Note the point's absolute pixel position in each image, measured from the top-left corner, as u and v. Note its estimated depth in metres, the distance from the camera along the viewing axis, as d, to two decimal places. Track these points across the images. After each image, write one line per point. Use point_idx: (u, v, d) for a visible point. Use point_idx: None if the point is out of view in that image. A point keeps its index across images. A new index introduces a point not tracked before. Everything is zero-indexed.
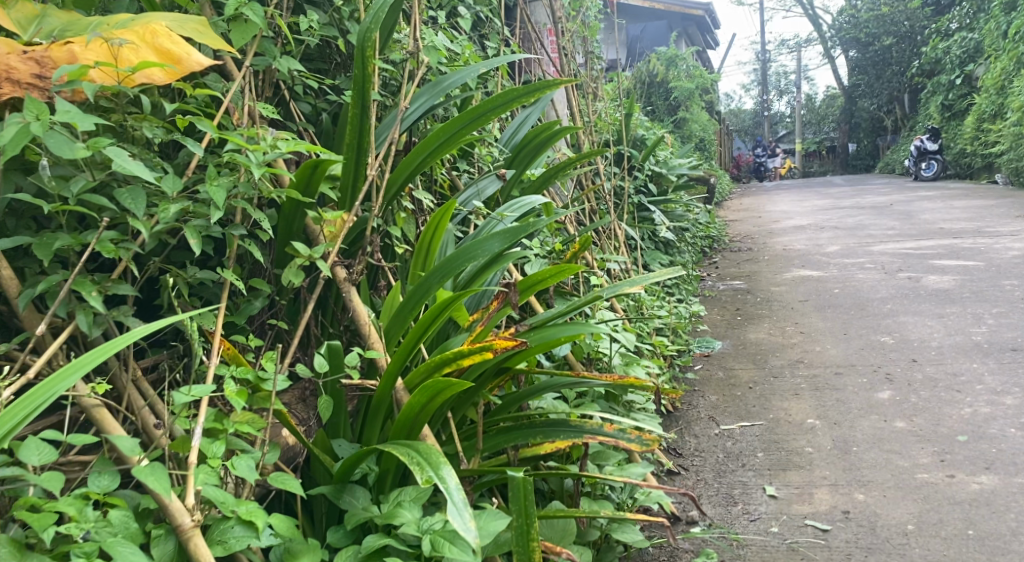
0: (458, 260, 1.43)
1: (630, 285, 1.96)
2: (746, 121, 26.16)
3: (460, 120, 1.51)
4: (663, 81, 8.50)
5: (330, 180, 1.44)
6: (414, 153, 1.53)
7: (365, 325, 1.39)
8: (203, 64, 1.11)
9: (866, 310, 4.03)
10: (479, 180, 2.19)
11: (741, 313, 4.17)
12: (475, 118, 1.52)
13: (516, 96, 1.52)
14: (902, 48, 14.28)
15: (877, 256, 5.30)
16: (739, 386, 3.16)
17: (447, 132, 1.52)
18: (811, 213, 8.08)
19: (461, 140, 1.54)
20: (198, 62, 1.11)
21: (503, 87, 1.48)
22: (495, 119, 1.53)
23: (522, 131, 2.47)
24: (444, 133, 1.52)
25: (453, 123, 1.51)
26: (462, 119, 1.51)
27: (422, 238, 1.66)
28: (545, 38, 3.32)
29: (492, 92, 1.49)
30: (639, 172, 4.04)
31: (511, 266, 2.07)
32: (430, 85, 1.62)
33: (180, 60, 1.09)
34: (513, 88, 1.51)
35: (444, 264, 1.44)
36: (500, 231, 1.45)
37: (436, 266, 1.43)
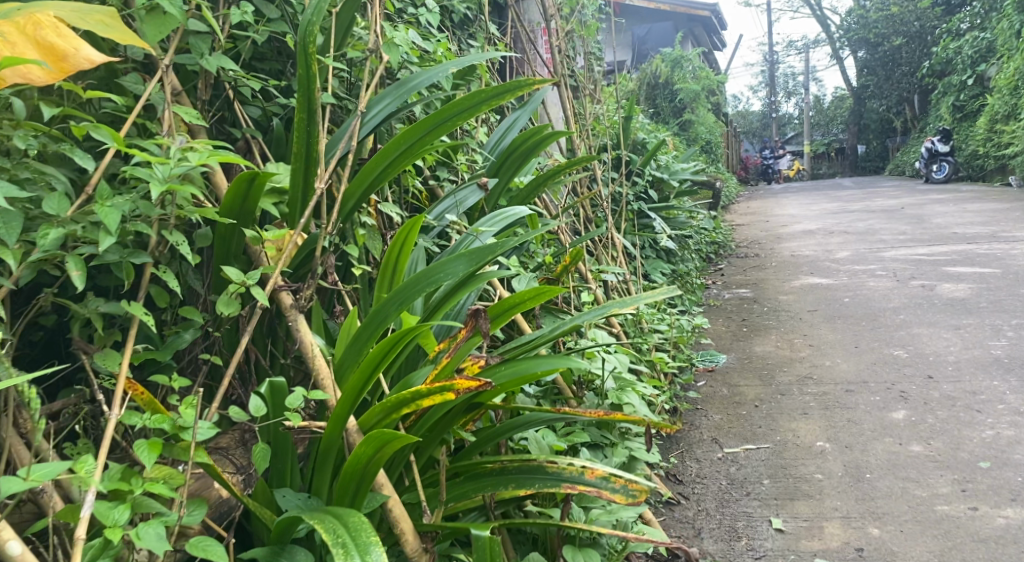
0: (417, 285, 1.28)
1: (622, 305, 1.78)
2: (754, 122, 25.90)
3: (423, 126, 1.36)
4: (668, 82, 8.32)
5: (276, 194, 1.29)
6: (372, 162, 1.37)
7: (313, 360, 1.23)
8: (93, 60, 0.96)
9: (877, 321, 3.84)
10: (458, 190, 2.01)
11: (747, 324, 3.99)
12: (439, 124, 1.37)
13: (485, 98, 1.38)
14: (912, 49, 14.07)
15: (889, 262, 5.11)
16: (743, 404, 2.99)
17: (409, 140, 1.36)
18: (819, 217, 7.89)
19: (426, 149, 1.39)
20: (88, 60, 0.96)
21: (471, 89, 1.33)
22: (463, 124, 1.38)
23: (509, 137, 2.32)
24: (405, 141, 1.36)
25: (414, 129, 1.36)
26: (425, 124, 1.36)
27: (388, 255, 1.50)
28: (538, 38, 3.16)
29: (457, 94, 1.34)
30: (640, 177, 3.87)
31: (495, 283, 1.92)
32: (392, 87, 1.47)
33: (64, 57, 0.95)
34: (483, 90, 1.36)
35: (403, 290, 1.29)
36: (467, 252, 1.29)
37: (392, 293, 1.28)
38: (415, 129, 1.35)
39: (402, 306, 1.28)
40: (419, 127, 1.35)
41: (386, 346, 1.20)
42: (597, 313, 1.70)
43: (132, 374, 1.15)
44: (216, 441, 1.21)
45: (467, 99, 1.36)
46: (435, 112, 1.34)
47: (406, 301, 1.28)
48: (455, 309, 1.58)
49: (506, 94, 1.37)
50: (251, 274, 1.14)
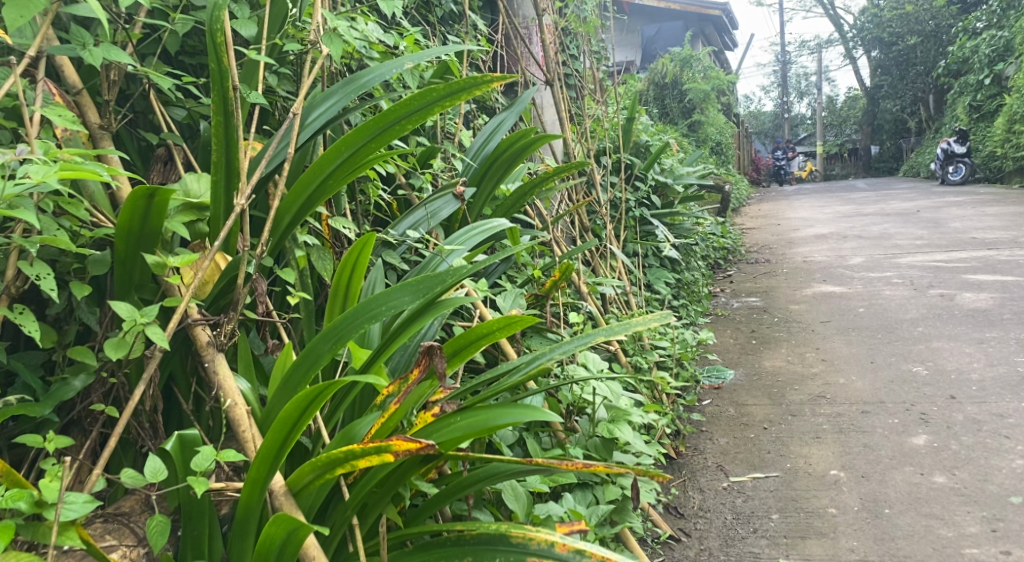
0: (355, 320, 1.08)
1: (638, 325, 1.55)
2: (767, 123, 25.59)
3: (366, 130, 1.15)
4: (677, 82, 8.08)
5: (196, 210, 1.10)
6: (307, 173, 1.17)
7: (233, 410, 1.05)
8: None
9: (894, 333, 3.62)
10: (433, 200, 1.82)
11: (757, 336, 3.78)
12: (384, 128, 1.16)
13: (439, 97, 1.16)
14: (926, 48, 13.78)
15: (906, 269, 4.88)
16: (751, 427, 2.78)
17: (350, 147, 1.16)
18: (833, 220, 7.64)
19: (370, 155, 1.18)
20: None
21: (419, 88, 1.12)
22: (413, 128, 1.17)
23: (495, 140, 2.14)
24: (345, 149, 1.16)
25: (356, 135, 1.15)
26: (369, 128, 1.15)
27: (339, 277, 1.32)
28: (533, 34, 2.96)
29: (403, 95, 1.14)
30: (642, 182, 3.66)
31: (475, 298, 1.73)
32: (341, 82, 1.28)
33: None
34: (435, 87, 1.14)
35: (339, 325, 1.10)
36: (413, 281, 1.10)
37: (324, 330, 1.09)
38: (357, 134, 1.15)
39: (337, 345, 1.10)
40: (361, 133, 1.15)
41: (303, 402, 0.99)
42: (579, 342, 1.49)
43: (9, 428, 0.98)
44: (118, 505, 1.02)
45: (413, 99, 1.15)
46: (378, 116, 1.14)
47: (341, 339, 1.09)
48: (418, 338, 1.39)
49: (465, 93, 1.15)
50: (147, 310, 0.96)
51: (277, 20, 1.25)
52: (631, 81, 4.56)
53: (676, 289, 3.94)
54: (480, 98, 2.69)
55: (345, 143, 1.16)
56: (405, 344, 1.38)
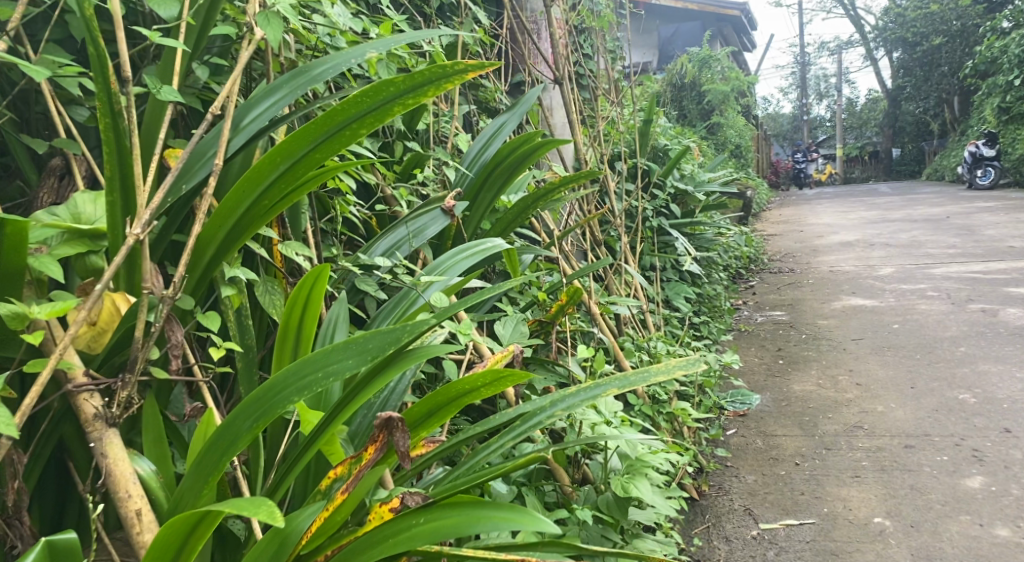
0: (284, 391, 0.81)
1: (661, 375, 1.23)
2: (785, 126, 25.21)
3: (306, 139, 0.88)
4: (695, 84, 7.78)
5: (86, 241, 0.85)
6: (233, 195, 0.90)
7: (124, 507, 0.79)
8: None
9: (934, 354, 3.32)
10: (417, 216, 1.55)
11: (784, 356, 3.49)
12: (329, 134, 0.88)
13: (400, 94, 0.87)
14: (953, 48, 13.34)
15: (941, 281, 4.57)
16: (782, 462, 2.49)
17: (286, 161, 0.89)
18: (859, 226, 7.31)
19: (312, 169, 0.91)
20: None
21: (374, 81, 0.84)
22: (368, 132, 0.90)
23: (495, 145, 1.90)
24: (279, 162, 0.89)
25: (292, 144, 0.87)
26: (309, 134, 0.88)
27: (289, 319, 1.07)
28: (542, 29, 2.70)
29: (353, 91, 0.86)
30: (660, 190, 3.39)
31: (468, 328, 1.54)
32: (288, 74, 1.02)
33: None
34: (393, 80, 0.86)
35: (264, 395, 0.82)
36: (359, 340, 0.82)
37: (246, 401, 0.82)
38: (295, 143, 0.87)
39: (261, 423, 0.82)
40: (299, 141, 0.88)
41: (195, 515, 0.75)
42: (589, 395, 1.23)
43: None
44: None
45: (366, 96, 0.86)
46: (320, 120, 0.86)
47: (268, 413, 0.82)
48: (388, 390, 1.13)
49: (433, 90, 0.87)
50: None
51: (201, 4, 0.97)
52: (650, 82, 4.29)
53: (696, 305, 3.67)
54: (482, 98, 2.44)
55: (278, 156, 0.88)
56: (371, 400, 1.11)
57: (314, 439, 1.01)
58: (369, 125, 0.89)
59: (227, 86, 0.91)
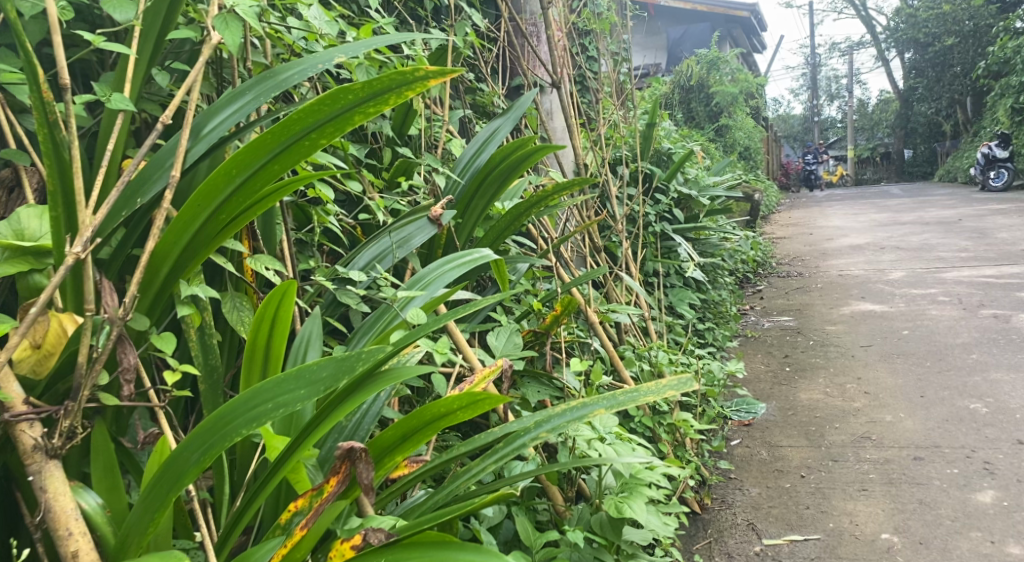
0: (234, 421, 0.77)
1: (651, 395, 1.19)
2: (796, 127, 25.06)
3: (262, 151, 0.83)
4: (703, 86, 7.70)
5: (29, 259, 0.80)
6: (187, 210, 0.84)
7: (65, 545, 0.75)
8: None
9: (945, 362, 3.24)
10: (404, 226, 1.49)
11: (791, 363, 3.41)
12: (287, 145, 0.83)
13: (361, 101, 0.82)
14: (965, 49, 13.20)
15: (952, 286, 4.48)
16: (787, 474, 2.41)
17: (242, 174, 0.83)
18: (869, 229, 7.21)
19: (270, 182, 0.86)
20: None
21: (332, 88, 0.79)
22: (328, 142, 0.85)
23: (488, 151, 1.84)
24: (235, 175, 0.83)
25: (248, 156, 0.82)
26: (266, 145, 0.82)
27: (256, 339, 1.02)
28: (541, 31, 2.64)
29: (311, 99, 0.81)
30: (663, 194, 3.33)
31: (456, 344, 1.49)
32: (251, 80, 0.97)
33: None
34: (353, 87, 0.81)
35: (212, 427, 0.78)
36: (314, 369, 0.77)
37: (192, 433, 0.77)
38: (250, 155, 0.82)
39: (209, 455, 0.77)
40: (255, 154, 0.82)
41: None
42: (574, 416, 1.19)
43: None
44: None
45: (323, 104, 0.81)
46: (276, 130, 0.81)
47: (217, 445, 0.77)
48: (361, 412, 1.08)
49: (394, 97, 0.82)
50: None
51: (157, 9, 0.91)
52: (656, 84, 4.22)
53: (701, 311, 3.60)
54: (478, 103, 2.38)
55: (234, 168, 0.83)
56: (344, 424, 1.06)
57: (279, 466, 0.96)
58: (329, 135, 0.85)
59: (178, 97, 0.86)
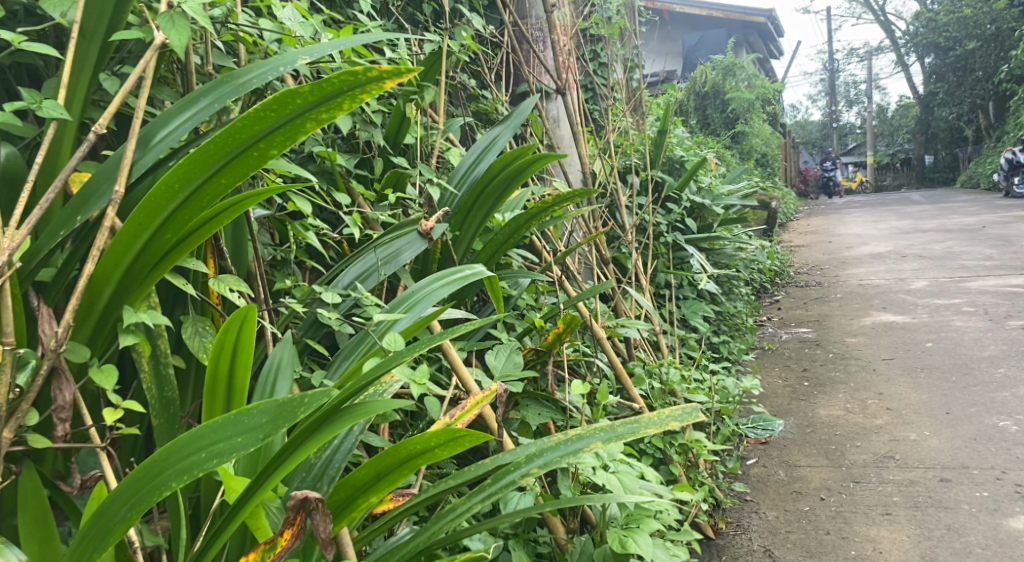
0: (168, 467, 0.73)
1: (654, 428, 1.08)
2: (814, 133, 24.85)
3: (206, 164, 0.76)
4: (719, 92, 7.57)
5: None
6: (128, 231, 0.78)
7: None
8: None
9: (971, 376, 3.11)
10: (393, 241, 1.40)
11: (809, 378, 3.29)
12: (233, 156, 0.77)
13: (310, 105, 0.76)
14: (987, 53, 12.96)
15: (977, 295, 4.34)
16: (805, 497, 2.28)
17: (187, 188, 0.77)
18: (890, 237, 7.05)
19: (217, 197, 0.79)
20: None
21: (276, 91, 0.73)
22: (278, 154, 0.79)
23: (486, 160, 1.75)
24: (179, 192, 0.77)
25: (190, 170, 0.76)
26: (210, 156, 0.76)
27: (214, 366, 0.93)
28: (547, 37, 2.55)
29: (254, 104, 0.75)
30: (676, 203, 3.23)
31: (451, 365, 1.40)
32: (206, 84, 0.89)
33: None
34: (300, 89, 0.75)
35: (146, 478, 0.73)
36: (256, 411, 0.73)
37: (123, 483, 0.73)
38: (193, 169, 0.76)
39: (140, 507, 0.73)
40: (198, 166, 0.76)
41: None
42: (571, 450, 1.09)
43: None
44: None
45: (269, 110, 0.75)
46: (219, 139, 0.75)
47: (149, 497, 0.73)
48: (333, 448, 0.99)
49: (347, 101, 0.76)
50: None
51: (104, 7, 0.85)
52: (670, 90, 4.12)
53: (715, 323, 3.49)
54: (481, 110, 2.30)
55: (176, 182, 0.76)
56: (313, 461, 0.98)
57: (236, 511, 0.87)
58: (279, 145, 0.78)
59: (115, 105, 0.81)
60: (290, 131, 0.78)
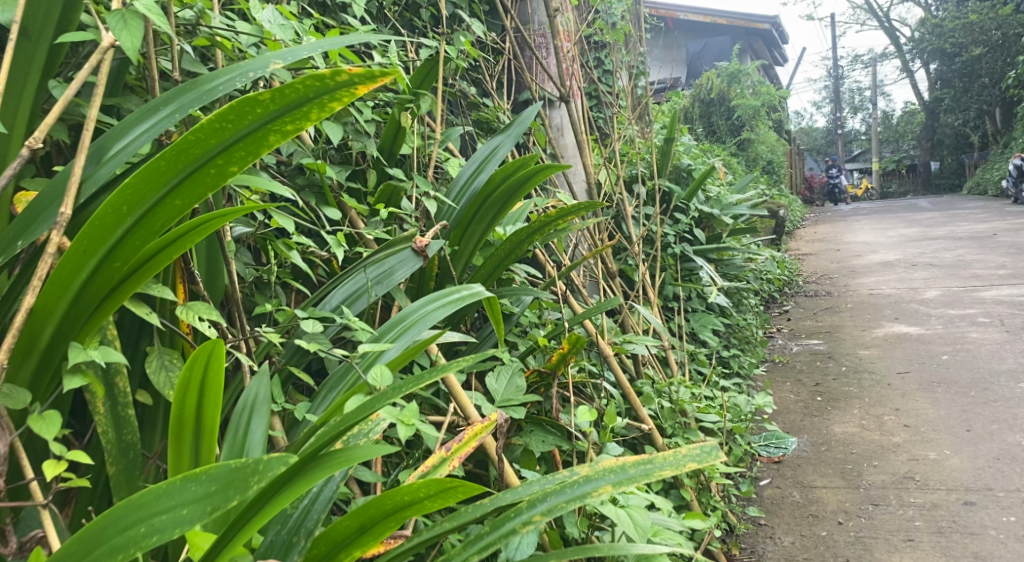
0: (108, 538, 0.68)
1: (669, 469, 0.99)
2: (819, 140, 24.73)
3: (158, 184, 0.71)
4: (724, 99, 7.47)
5: None
6: (73, 260, 0.70)
7: None
8: None
9: (990, 391, 2.99)
10: (383, 259, 1.30)
11: (822, 394, 3.15)
12: (187, 174, 0.72)
13: (271, 116, 0.72)
14: (993, 58, 12.82)
15: (992, 305, 4.22)
16: (822, 521, 2.10)
17: (135, 212, 0.71)
18: (898, 244, 6.94)
19: (171, 221, 0.74)
20: None
21: (230, 98, 0.68)
22: (238, 171, 0.73)
23: (486, 171, 1.65)
24: (127, 215, 0.71)
25: (140, 191, 0.70)
26: (162, 175, 0.71)
27: (179, 407, 0.84)
28: (550, 45, 2.46)
29: (208, 115, 0.70)
30: (684, 213, 3.13)
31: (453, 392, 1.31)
32: (169, 90, 0.80)
33: None
34: (258, 96, 0.70)
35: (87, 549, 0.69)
36: (204, 485, 0.69)
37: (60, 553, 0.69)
38: (143, 190, 0.70)
39: None
40: (149, 187, 0.71)
41: None
42: (579, 494, 1.00)
43: None
44: None
45: (226, 120, 0.70)
46: (170, 154, 0.70)
47: None
48: (311, 496, 0.91)
49: (314, 108, 0.72)
50: None
51: (50, 9, 0.83)
52: (676, 99, 4.03)
53: (725, 337, 3.39)
54: (481, 119, 2.20)
55: (124, 204, 0.70)
56: (290, 511, 0.89)
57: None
58: (239, 160, 0.73)
59: (52, 114, 0.74)
60: (251, 146, 0.73)
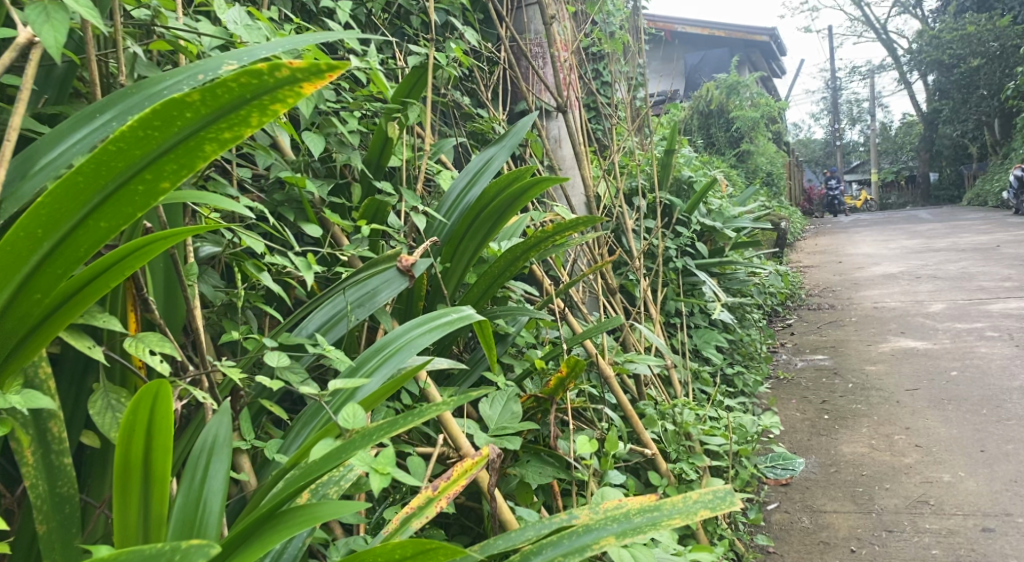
0: None
1: (677, 517, 0.92)
2: (818, 151, 24.69)
3: (77, 204, 0.67)
4: (723, 111, 7.37)
5: None
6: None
7: None
8: None
9: (1003, 409, 2.88)
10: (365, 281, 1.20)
11: (830, 412, 3.04)
12: (111, 191, 0.68)
13: (200, 124, 0.67)
14: (992, 70, 12.75)
15: (1000, 319, 4.12)
16: (835, 549, 1.97)
17: (53, 236, 0.68)
18: (901, 256, 6.85)
19: (95, 243, 0.70)
20: None
21: (153, 105, 0.64)
22: (168, 186, 0.70)
23: (480, 184, 1.55)
24: (44, 239, 0.68)
25: (58, 211, 0.67)
26: (83, 193, 0.67)
27: (121, 458, 0.74)
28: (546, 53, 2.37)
29: (130, 125, 0.65)
30: (685, 226, 3.03)
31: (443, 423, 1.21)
32: (110, 95, 0.75)
33: None
34: (186, 101, 0.66)
35: None
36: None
37: None
38: (61, 212, 0.67)
39: None
40: (66, 207, 0.67)
41: None
42: (581, 543, 0.91)
43: None
44: None
45: (151, 127, 0.66)
46: (89, 168, 0.66)
47: None
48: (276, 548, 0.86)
49: (252, 113, 0.67)
50: None
51: None
52: (675, 109, 3.94)
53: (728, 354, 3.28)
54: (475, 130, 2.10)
55: (39, 227, 0.67)
56: None
57: None
58: (170, 174, 0.70)
59: None
60: (183, 157, 0.69)
